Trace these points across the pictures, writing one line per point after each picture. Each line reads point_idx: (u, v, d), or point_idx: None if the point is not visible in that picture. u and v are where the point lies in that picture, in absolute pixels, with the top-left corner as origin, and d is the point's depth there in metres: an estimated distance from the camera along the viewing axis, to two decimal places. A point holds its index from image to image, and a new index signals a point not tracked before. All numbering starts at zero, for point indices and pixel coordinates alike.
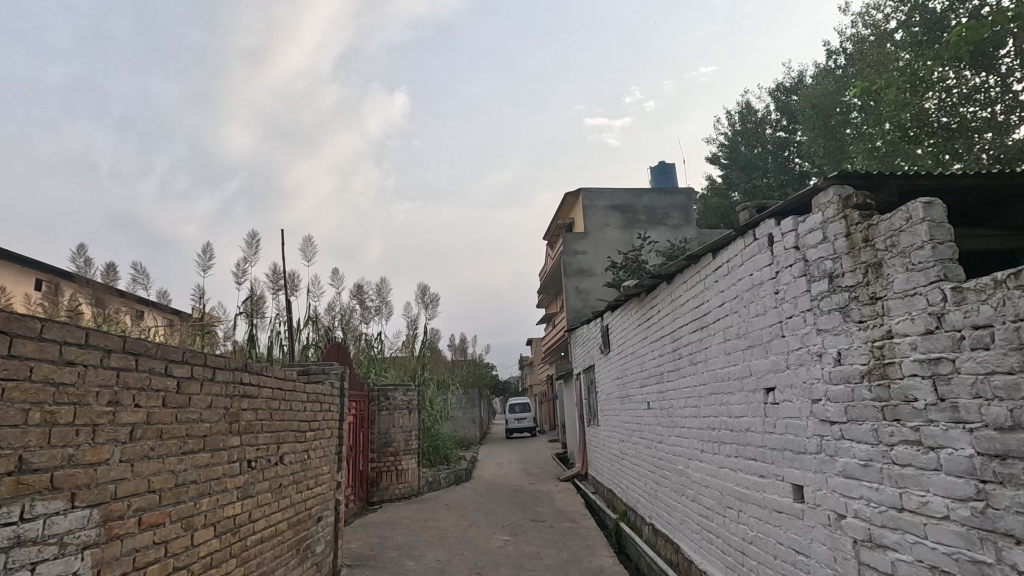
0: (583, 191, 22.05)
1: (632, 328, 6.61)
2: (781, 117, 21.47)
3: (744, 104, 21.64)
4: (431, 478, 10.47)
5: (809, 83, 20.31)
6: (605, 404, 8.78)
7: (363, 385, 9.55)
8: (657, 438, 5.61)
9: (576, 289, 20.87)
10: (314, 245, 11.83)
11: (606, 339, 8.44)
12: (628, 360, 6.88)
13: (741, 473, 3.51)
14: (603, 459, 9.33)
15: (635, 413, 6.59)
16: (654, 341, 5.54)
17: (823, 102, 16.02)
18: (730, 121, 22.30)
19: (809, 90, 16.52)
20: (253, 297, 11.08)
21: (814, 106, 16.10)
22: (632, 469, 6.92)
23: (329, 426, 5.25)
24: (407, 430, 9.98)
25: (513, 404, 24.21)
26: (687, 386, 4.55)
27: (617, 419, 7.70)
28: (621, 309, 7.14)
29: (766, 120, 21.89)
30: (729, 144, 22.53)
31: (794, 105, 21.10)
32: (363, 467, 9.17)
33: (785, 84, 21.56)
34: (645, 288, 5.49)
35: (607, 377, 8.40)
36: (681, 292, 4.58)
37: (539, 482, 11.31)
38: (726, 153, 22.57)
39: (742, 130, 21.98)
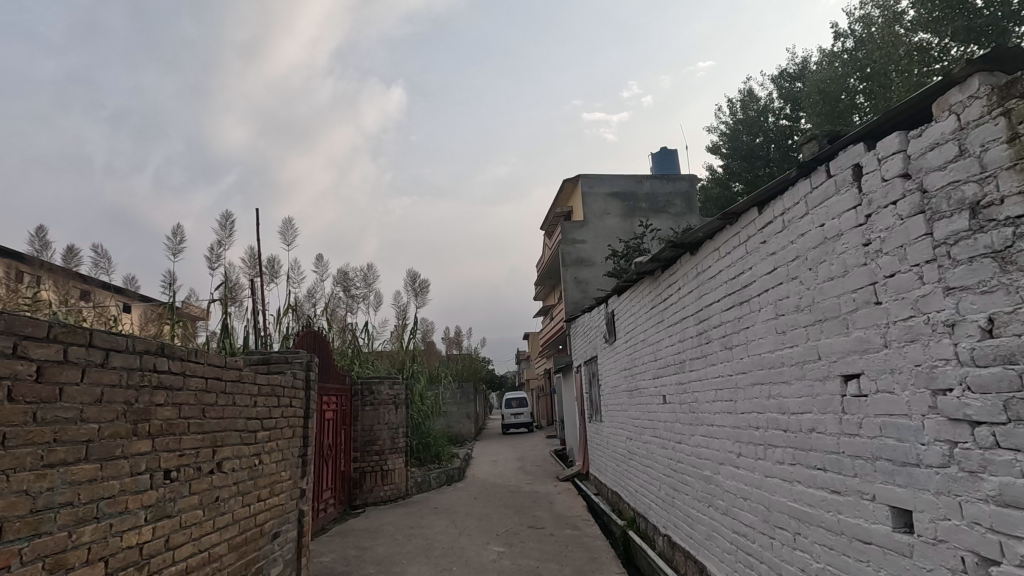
0: (583, 178, 21.19)
1: (643, 312, 5.80)
2: (785, 106, 20.26)
3: (745, 91, 20.33)
4: (420, 479, 9.70)
5: (814, 69, 19.34)
6: (610, 398, 8.01)
7: (345, 378, 8.73)
8: (675, 439, 4.82)
9: (574, 279, 20.08)
10: (294, 228, 10.97)
11: (611, 328, 7.64)
12: (639, 349, 6.08)
13: (800, 487, 2.72)
14: (607, 458, 8.56)
15: (647, 410, 5.80)
16: (673, 325, 4.74)
17: (830, 87, 15.01)
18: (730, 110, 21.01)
19: (815, 74, 15.50)
20: (228, 283, 10.25)
21: (820, 91, 15.09)
22: (642, 471, 6.14)
23: (291, 424, 4.45)
24: (394, 427, 9.18)
25: (511, 399, 23.42)
26: (718, 376, 3.75)
27: (625, 415, 6.90)
28: (630, 292, 6.33)
29: (768, 109, 20.56)
30: (728, 133, 20.94)
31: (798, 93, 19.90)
32: (344, 468, 8.40)
33: (790, 71, 20.54)
34: (662, 262, 4.70)
35: (613, 370, 7.62)
36: (711, 262, 3.78)
37: (537, 483, 10.54)
38: (726, 143, 20.93)
39: (743, 120, 20.53)
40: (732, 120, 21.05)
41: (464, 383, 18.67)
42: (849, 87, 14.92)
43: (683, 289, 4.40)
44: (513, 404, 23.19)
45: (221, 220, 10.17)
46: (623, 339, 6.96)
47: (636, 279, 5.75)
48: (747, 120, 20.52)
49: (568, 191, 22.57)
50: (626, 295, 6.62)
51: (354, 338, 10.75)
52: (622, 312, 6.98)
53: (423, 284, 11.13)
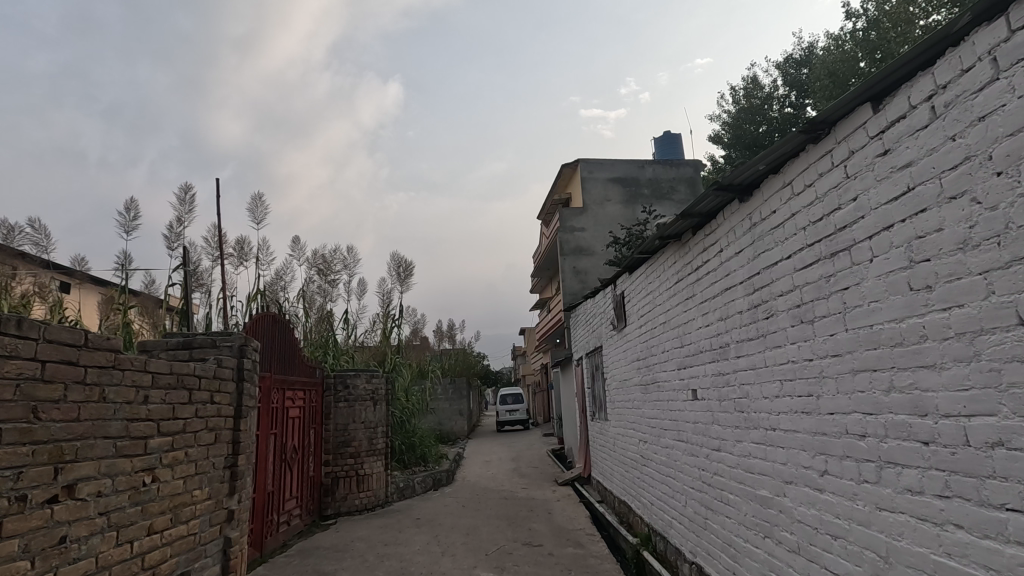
0: (582, 163, 20.14)
1: (664, 288, 4.77)
2: (790, 92, 19.54)
3: (749, 78, 19.60)
4: (402, 484, 8.64)
5: (821, 53, 18.50)
6: (618, 396, 6.97)
7: (315, 371, 7.64)
8: (710, 445, 3.79)
9: (573, 269, 19.04)
10: (265, 205, 9.86)
11: (620, 313, 6.59)
12: (657, 334, 5.04)
13: (965, 536, 1.68)
14: (613, 462, 7.53)
15: (668, 407, 4.76)
16: (708, 300, 3.70)
17: (839, 69, 13.63)
18: (733, 97, 20.23)
19: (822, 58, 14.13)
20: (190, 266, 9.13)
21: (830, 74, 13.68)
22: (660, 482, 5.10)
23: (212, 428, 3.38)
24: (373, 427, 8.12)
25: (505, 395, 22.34)
26: (785, 363, 2.71)
27: (638, 413, 5.87)
28: (646, 266, 5.29)
29: (772, 96, 19.85)
30: (731, 121, 20.29)
31: (804, 79, 19.31)
32: (314, 473, 7.35)
33: (795, 57, 19.69)
34: (697, 219, 3.66)
35: (623, 361, 6.59)
36: (779, 205, 2.74)
37: (534, 488, 9.49)
38: (729, 131, 20.20)
39: (746, 106, 19.75)
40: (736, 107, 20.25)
41: (456, 378, 17.59)
42: (859, 72, 13.63)
43: (728, 249, 3.35)
44: (509, 400, 22.13)
45: (180, 194, 9.05)
46: (636, 324, 5.91)
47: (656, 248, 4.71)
48: (751, 107, 19.74)
49: (567, 177, 21.46)
50: (640, 271, 5.57)
51: (329, 329, 9.66)
52: (634, 294, 5.93)
53: (407, 268, 10.03)
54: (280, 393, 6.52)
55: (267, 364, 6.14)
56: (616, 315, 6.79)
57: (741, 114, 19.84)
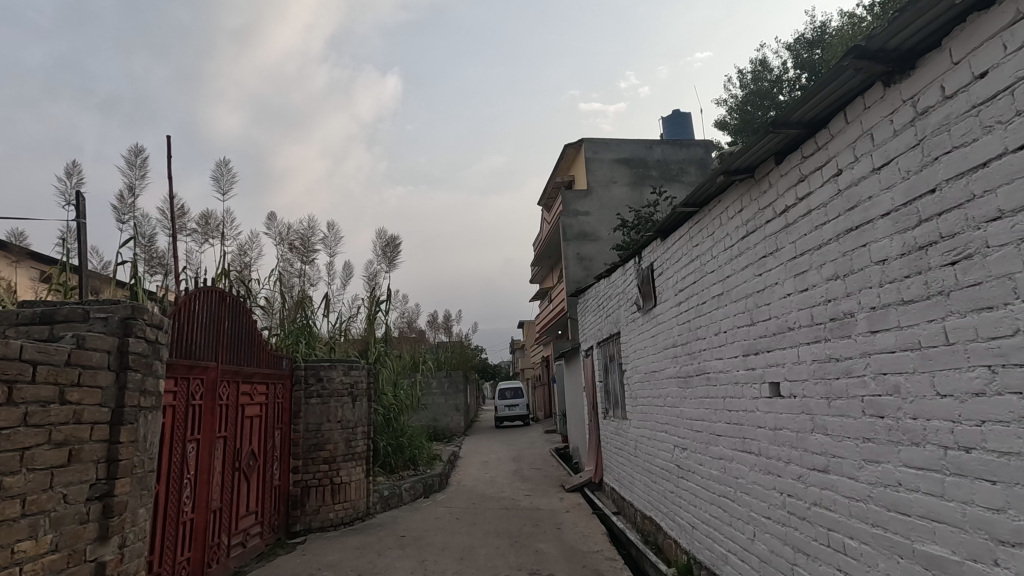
0: (586, 143, 18.90)
1: (719, 249, 3.61)
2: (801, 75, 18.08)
3: (758, 60, 18.37)
4: (387, 493, 7.47)
5: (835, 31, 17.19)
6: (643, 389, 5.81)
7: (281, 362, 6.46)
8: (806, 463, 2.63)
9: (576, 256, 17.85)
10: (232, 172, 8.61)
11: (647, 290, 5.43)
12: (706, 311, 3.88)
13: None
14: (634, 469, 6.38)
15: (725, 406, 3.59)
16: (810, 252, 2.54)
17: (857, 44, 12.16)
18: (740, 81, 19.00)
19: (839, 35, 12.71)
20: (143, 241, 7.90)
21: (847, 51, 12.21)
22: (708, 501, 3.95)
23: (61, 442, 2.19)
24: (351, 427, 6.94)
25: (504, 389, 21.15)
26: (1007, 336, 1.57)
27: (674, 412, 4.71)
28: (690, 224, 4.11)
29: (780, 80, 18.57)
30: (740, 105, 19.14)
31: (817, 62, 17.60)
32: (279, 481, 6.21)
33: (807, 37, 18.18)
34: (797, 132, 2.50)
35: (650, 349, 5.41)
36: (1000, 58, 1.57)
37: (537, 496, 8.32)
38: (738, 115, 18.99)
39: (754, 90, 18.60)
40: (744, 90, 19.07)
41: (452, 371, 16.41)
42: None
43: (858, 168, 2.18)
44: (508, 395, 20.98)
45: (128, 156, 7.78)
46: (670, 301, 4.73)
47: (711, 194, 3.53)
48: (759, 91, 18.55)
49: (571, 159, 20.21)
50: (679, 232, 4.40)
51: (304, 314, 8.45)
52: (667, 263, 4.76)
53: (395, 245, 8.83)
54: (232, 387, 5.35)
55: (212, 352, 4.96)
56: (641, 292, 5.62)
57: (754, 91, 18.66)
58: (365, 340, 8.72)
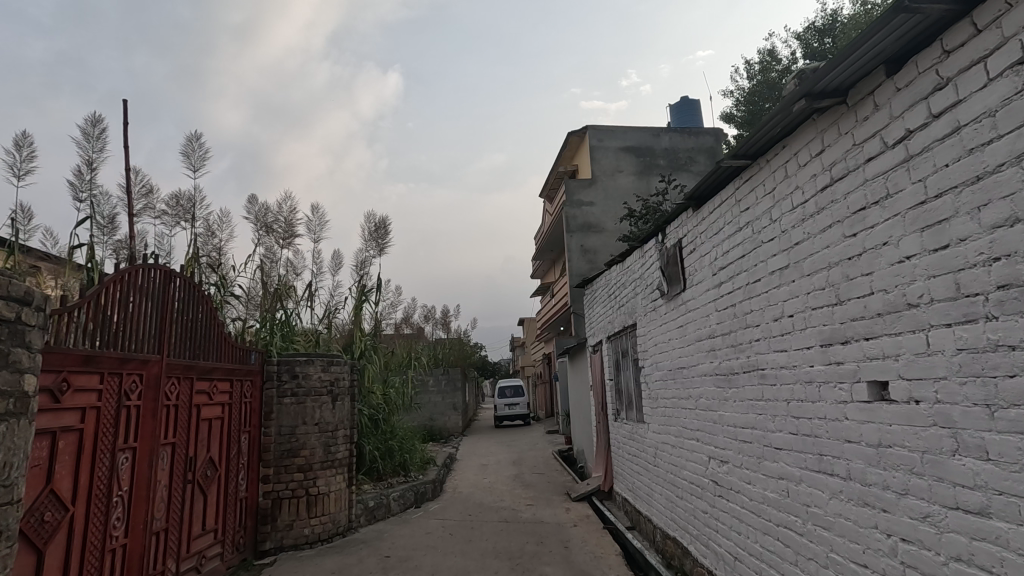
0: (591, 130, 18.05)
1: (782, 208, 2.81)
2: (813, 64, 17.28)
3: (768, 48, 17.53)
4: (373, 504, 6.66)
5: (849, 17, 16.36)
6: (665, 388, 5.01)
7: (249, 356, 5.65)
8: (943, 501, 1.83)
9: (580, 248, 17.04)
10: (203, 146, 7.76)
11: (673, 272, 4.62)
12: (759, 289, 3.09)
13: None
14: (652, 480, 5.58)
15: (788, 412, 2.79)
16: (955, 190, 1.76)
17: None
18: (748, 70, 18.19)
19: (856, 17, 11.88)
20: (102, 222, 7.06)
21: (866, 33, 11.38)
22: (761, 531, 3.14)
23: None
24: (332, 430, 6.12)
25: (504, 387, 20.30)
26: None
27: (708, 417, 3.91)
28: (737, 183, 3.30)
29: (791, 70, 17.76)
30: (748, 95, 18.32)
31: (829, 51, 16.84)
32: (246, 493, 5.42)
33: (819, 23, 17.36)
34: (943, 14, 1.73)
35: (677, 342, 4.60)
36: None
37: (540, 506, 7.51)
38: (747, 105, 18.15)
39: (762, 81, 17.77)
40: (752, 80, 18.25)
41: (449, 369, 15.58)
42: None
43: None
44: (508, 393, 20.17)
45: (84, 126, 6.93)
46: (704, 282, 3.92)
47: (775, 136, 2.73)
48: (767, 82, 17.73)
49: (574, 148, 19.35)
50: (720, 196, 3.59)
51: (280, 305, 7.61)
52: (701, 238, 3.95)
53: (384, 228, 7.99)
54: (185, 384, 4.54)
55: (156, 342, 4.15)
56: (665, 275, 4.81)
57: (765, 75, 17.83)
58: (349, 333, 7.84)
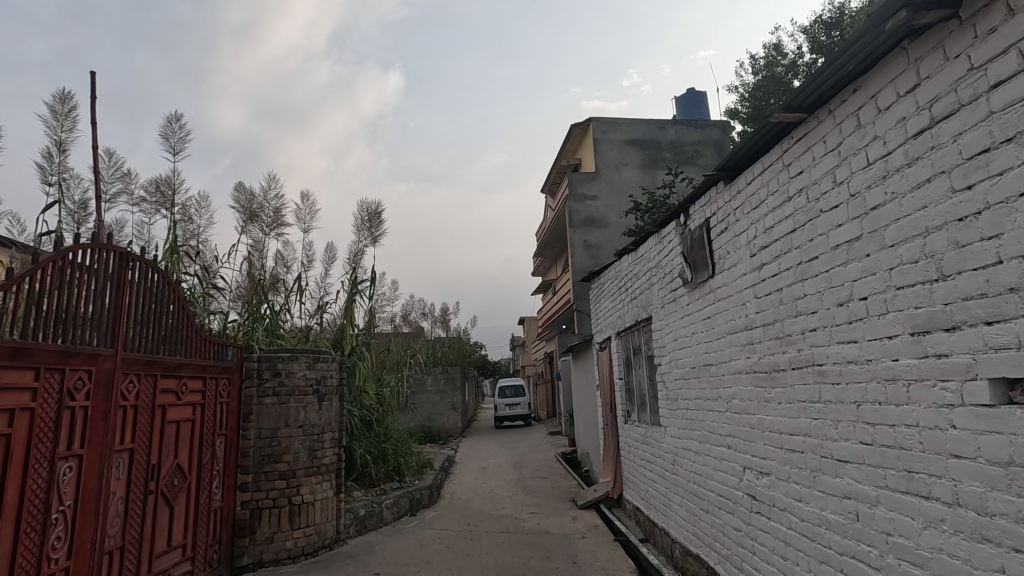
0: (595, 122, 17.52)
1: (850, 165, 2.30)
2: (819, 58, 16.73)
3: (773, 44, 16.96)
4: (363, 513, 6.13)
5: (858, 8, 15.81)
6: (687, 389, 4.49)
7: (226, 353, 5.14)
8: None
9: (583, 243, 16.53)
10: (183, 127, 7.25)
11: (698, 256, 4.09)
12: (815, 269, 2.57)
13: None
14: (670, 490, 5.05)
15: (858, 418, 2.27)
16: None
17: None
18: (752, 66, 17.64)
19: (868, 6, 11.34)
20: (71, 207, 6.55)
21: None
22: (817, 559, 2.62)
23: None
24: (318, 433, 5.59)
25: (505, 387, 19.77)
26: None
27: (743, 421, 3.38)
28: (786, 144, 2.79)
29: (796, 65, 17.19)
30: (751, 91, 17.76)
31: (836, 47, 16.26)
32: (220, 503, 4.91)
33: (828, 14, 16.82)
34: None
35: (702, 336, 4.07)
36: None
37: (544, 515, 7.00)
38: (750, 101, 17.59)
39: (766, 78, 17.21)
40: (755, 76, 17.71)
41: (448, 368, 15.07)
42: None
43: None
44: (508, 393, 19.65)
45: (53, 103, 6.42)
46: (738, 266, 3.40)
47: (845, 77, 2.22)
48: (771, 79, 17.17)
49: (578, 141, 18.79)
50: (762, 164, 3.06)
51: (261, 300, 7.06)
52: (735, 215, 3.42)
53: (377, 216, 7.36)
54: (146, 382, 4.02)
55: (108, 333, 3.63)
56: (688, 261, 4.29)
57: (774, 68, 17.28)
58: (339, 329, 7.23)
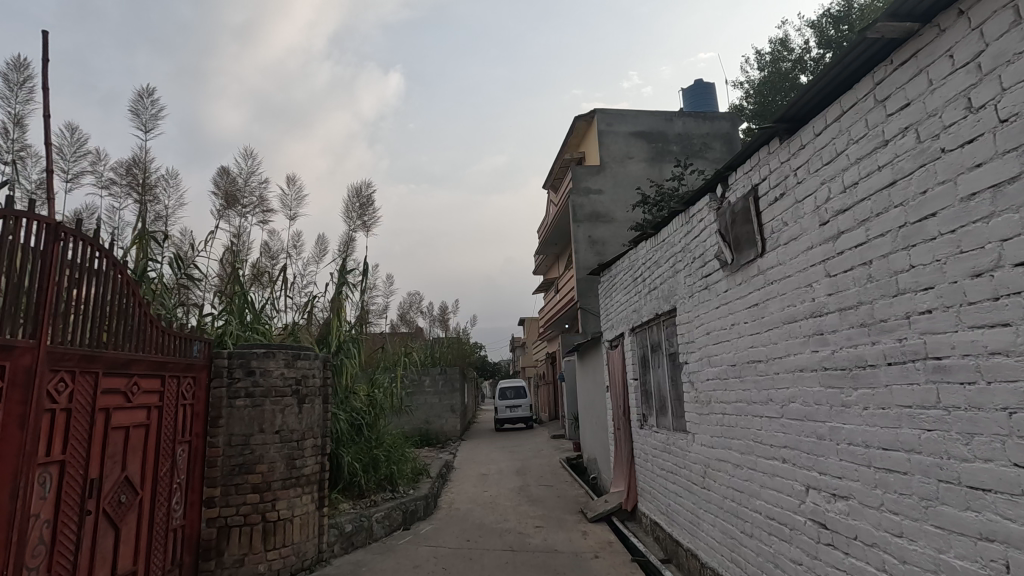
0: (599, 113, 16.89)
1: (999, 81, 1.67)
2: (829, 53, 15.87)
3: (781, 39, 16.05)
4: (350, 529, 5.48)
5: None
6: (722, 391, 3.84)
7: (190, 349, 4.49)
8: None
9: (587, 238, 15.91)
10: (155, 101, 6.61)
11: (741, 232, 3.45)
12: (930, 231, 1.94)
13: None
14: (698, 506, 4.41)
15: (1012, 431, 1.65)
16: None
17: None
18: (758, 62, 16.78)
19: None
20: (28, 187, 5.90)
21: None
22: None
23: None
24: (298, 440, 4.94)
25: (506, 388, 19.10)
26: None
27: (808, 430, 2.75)
28: (881, 73, 2.17)
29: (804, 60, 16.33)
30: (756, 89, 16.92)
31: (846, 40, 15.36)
32: (181, 521, 4.27)
33: None
34: None
35: (746, 327, 3.43)
36: None
37: (551, 530, 6.35)
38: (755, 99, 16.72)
39: (772, 74, 16.36)
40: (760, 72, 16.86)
41: (447, 368, 14.41)
42: None
43: None
44: (509, 394, 18.98)
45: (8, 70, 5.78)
46: (801, 238, 2.78)
47: None
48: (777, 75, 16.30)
49: (581, 133, 18.15)
50: (841, 106, 2.43)
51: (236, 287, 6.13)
52: (796, 176, 2.80)
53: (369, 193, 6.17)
54: (83, 380, 3.38)
55: (28, 322, 2.98)
56: (727, 239, 3.66)
57: (781, 63, 16.62)
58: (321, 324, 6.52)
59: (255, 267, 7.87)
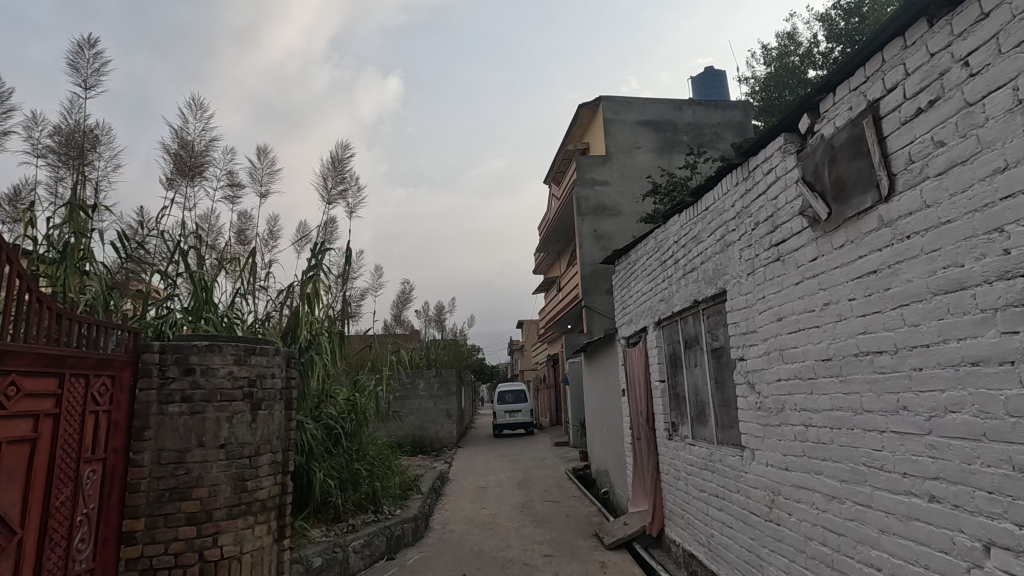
0: (605, 101, 15.94)
1: None
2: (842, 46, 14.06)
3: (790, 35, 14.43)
4: (320, 564, 4.46)
5: None
6: (805, 396, 2.86)
7: (104, 341, 3.44)
8: None
9: (593, 232, 14.94)
10: (99, 55, 5.66)
11: (845, 172, 2.46)
12: None
13: None
14: (760, 544, 3.41)
15: None
16: None
17: None
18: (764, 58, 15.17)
19: None
20: None
21: None
22: None
23: None
24: (250, 457, 3.92)
25: (505, 393, 18.10)
26: None
27: (995, 457, 1.77)
28: None
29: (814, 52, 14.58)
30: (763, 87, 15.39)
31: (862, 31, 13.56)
32: (88, 565, 3.24)
33: None
34: None
35: (854, 307, 2.44)
36: None
37: (564, 560, 5.32)
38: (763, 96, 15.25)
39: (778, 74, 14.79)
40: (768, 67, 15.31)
41: (442, 370, 13.41)
42: None
43: None
44: (508, 398, 17.93)
45: None
46: (982, 159, 1.81)
47: None
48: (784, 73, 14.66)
49: (586, 123, 17.21)
50: None
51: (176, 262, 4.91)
52: (970, 64, 1.84)
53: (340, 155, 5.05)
54: None
55: None
56: (818, 187, 2.67)
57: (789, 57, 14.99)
58: (287, 316, 5.44)
59: (220, 252, 6.85)
